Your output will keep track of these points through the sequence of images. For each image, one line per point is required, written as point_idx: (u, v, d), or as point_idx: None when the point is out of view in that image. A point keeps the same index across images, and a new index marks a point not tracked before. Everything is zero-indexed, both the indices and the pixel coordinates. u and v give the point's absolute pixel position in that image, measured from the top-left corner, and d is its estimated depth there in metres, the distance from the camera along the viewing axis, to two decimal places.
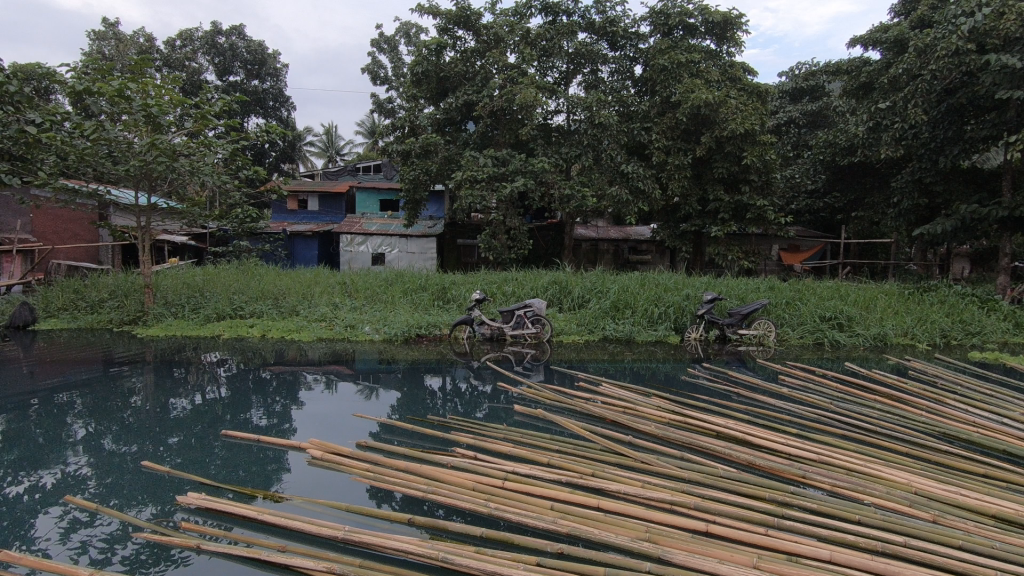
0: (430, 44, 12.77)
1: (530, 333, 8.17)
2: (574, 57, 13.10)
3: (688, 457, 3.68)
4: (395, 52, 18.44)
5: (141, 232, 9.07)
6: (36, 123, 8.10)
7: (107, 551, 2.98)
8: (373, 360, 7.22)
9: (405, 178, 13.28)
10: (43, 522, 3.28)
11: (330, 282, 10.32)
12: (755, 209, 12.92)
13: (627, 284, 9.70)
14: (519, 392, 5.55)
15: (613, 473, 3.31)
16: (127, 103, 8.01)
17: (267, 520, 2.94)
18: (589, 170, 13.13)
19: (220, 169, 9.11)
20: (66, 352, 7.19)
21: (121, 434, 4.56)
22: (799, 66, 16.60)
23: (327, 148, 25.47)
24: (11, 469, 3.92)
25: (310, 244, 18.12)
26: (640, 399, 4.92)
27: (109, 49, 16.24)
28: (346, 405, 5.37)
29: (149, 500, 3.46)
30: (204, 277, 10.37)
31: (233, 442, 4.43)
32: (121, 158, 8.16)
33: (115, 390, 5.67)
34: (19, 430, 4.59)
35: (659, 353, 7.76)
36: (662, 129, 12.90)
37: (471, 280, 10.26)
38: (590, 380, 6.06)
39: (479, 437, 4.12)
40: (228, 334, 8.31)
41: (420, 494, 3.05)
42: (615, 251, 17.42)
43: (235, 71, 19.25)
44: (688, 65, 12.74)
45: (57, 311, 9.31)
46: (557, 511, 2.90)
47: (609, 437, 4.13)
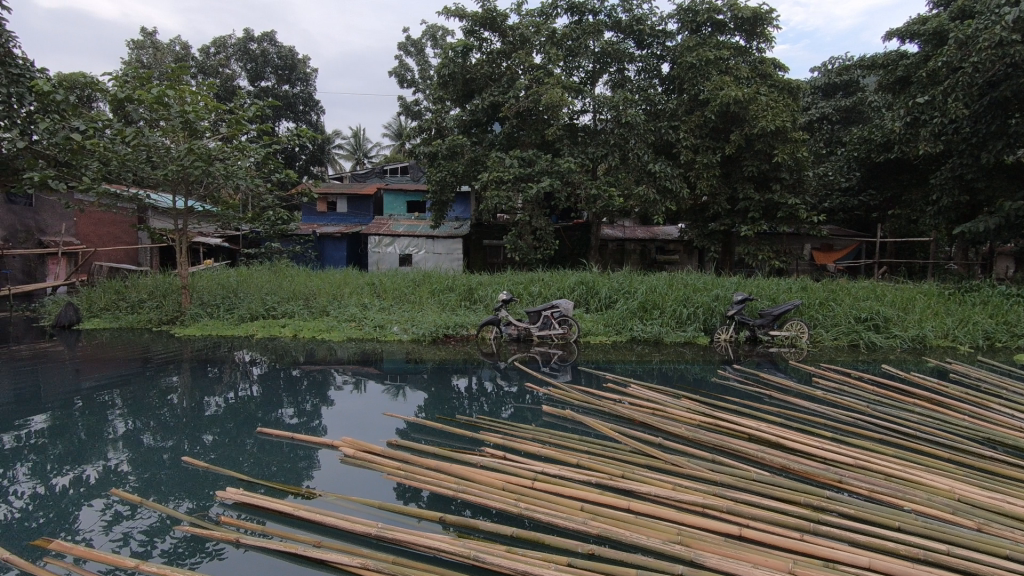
0: (457, 46, 12.83)
1: (557, 334, 8.13)
2: (600, 56, 13.04)
3: (720, 460, 3.64)
4: (421, 54, 18.60)
5: (178, 235, 9.35)
6: (80, 131, 8.41)
7: (148, 543, 3.09)
8: (401, 360, 7.29)
9: (431, 179, 13.39)
10: (87, 515, 3.41)
11: (359, 282, 10.50)
12: (787, 207, 12.66)
13: (655, 284, 9.60)
14: (546, 393, 5.55)
15: (642, 475, 3.28)
16: (165, 110, 8.28)
17: (303, 516, 3.00)
18: (616, 170, 13.05)
19: (254, 173, 9.33)
20: (108, 351, 7.45)
21: (159, 431, 4.72)
22: (832, 60, 16.19)
23: (355, 150, 25.83)
24: (56, 463, 4.09)
25: (339, 245, 18.38)
26: (669, 401, 4.89)
27: (147, 58, 16.78)
28: (374, 405, 5.43)
29: (187, 494, 3.57)
30: (238, 278, 10.64)
31: (266, 440, 4.54)
32: (159, 162, 8.42)
33: (154, 388, 5.85)
34: (66, 426, 4.77)
35: (687, 354, 7.67)
36: (690, 128, 12.72)
37: (498, 280, 10.29)
38: (618, 381, 6.04)
39: (508, 437, 4.14)
40: (261, 334, 8.50)
41: (451, 493, 3.07)
42: (642, 251, 17.26)
43: (267, 76, 19.69)
44: (717, 62, 12.52)
45: (99, 312, 9.67)
46: (587, 511, 2.90)
47: (639, 438, 4.10)
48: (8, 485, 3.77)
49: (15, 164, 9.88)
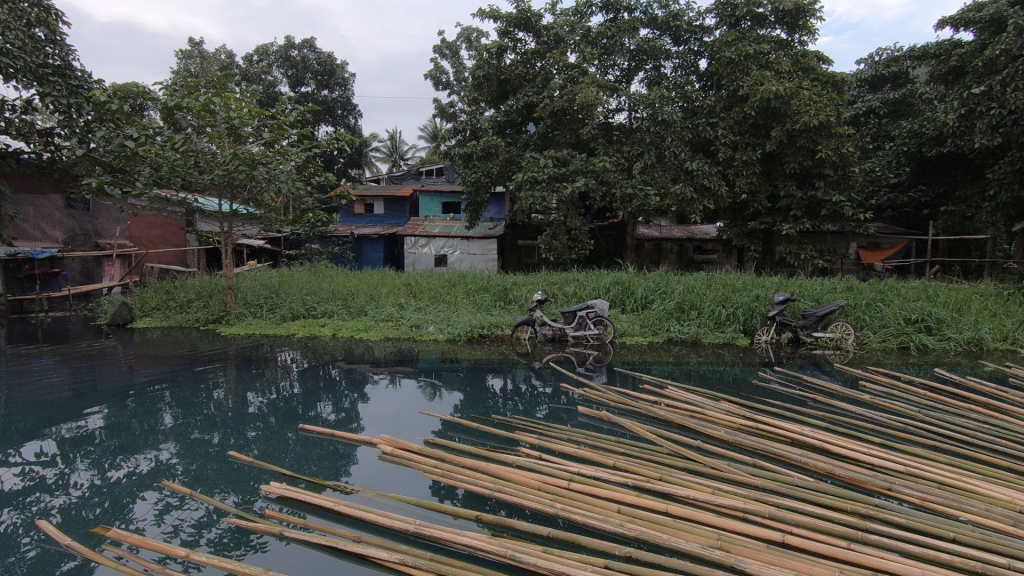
0: (491, 47, 12.90)
1: (592, 334, 8.05)
2: (636, 53, 12.89)
3: (760, 464, 3.55)
4: (456, 57, 18.76)
5: (224, 237, 9.68)
6: (134, 138, 8.81)
7: (197, 535, 3.20)
8: (436, 359, 7.36)
9: (466, 180, 13.47)
10: (140, 506, 3.56)
11: (396, 283, 10.66)
12: (831, 205, 12.24)
13: (693, 284, 9.41)
14: (581, 393, 5.53)
15: (680, 478, 3.23)
16: (212, 116, 8.61)
17: (343, 511, 3.06)
18: (652, 168, 12.88)
19: (295, 176, 9.59)
20: (159, 349, 7.78)
21: (206, 426, 4.89)
22: (880, 51, 15.59)
23: (391, 153, 26.22)
24: (111, 455, 4.29)
25: (376, 247, 18.67)
26: (708, 403, 4.79)
27: (194, 67, 17.46)
28: (410, 404, 5.50)
29: (233, 488, 3.70)
30: (280, 278, 10.95)
31: (307, 436, 4.65)
32: (206, 167, 8.74)
33: (201, 385, 6.07)
34: (121, 420, 5.00)
35: (726, 356, 7.51)
36: (728, 124, 12.45)
37: (532, 280, 10.29)
38: (655, 382, 5.95)
39: (544, 437, 4.14)
40: (301, 334, 8.72)
41: (487, 492, 3.09)
42: (679, 250, 16.98)
43: (307, 82, 20.21)
44: (757, 57, 12.21)
45: (151, 311, 10.10)
46: (624, 514, 2.87)
47: (676, 441, 4.03)
48: (68, 476, 3.98)
49: (75, 171, 10.44)
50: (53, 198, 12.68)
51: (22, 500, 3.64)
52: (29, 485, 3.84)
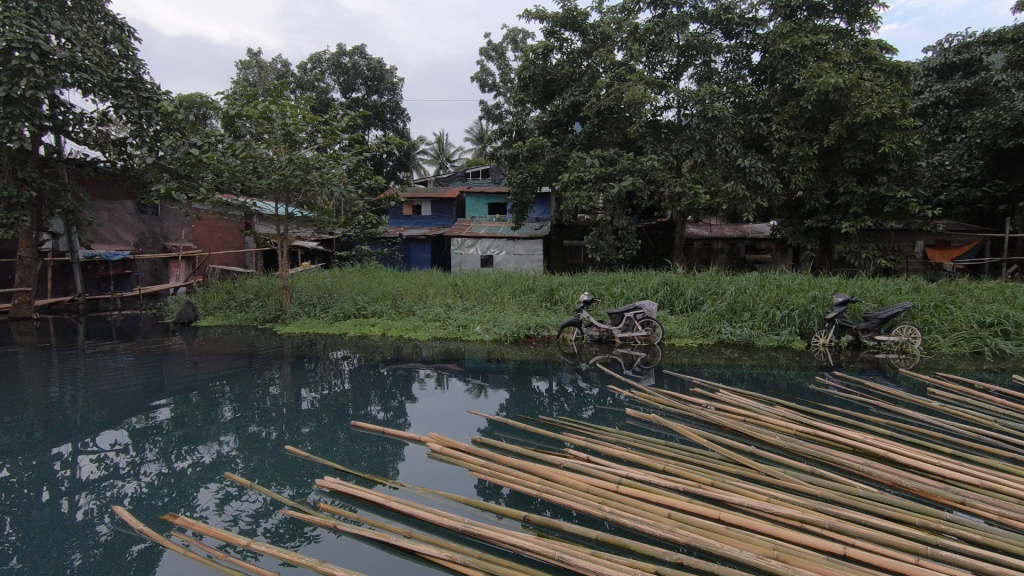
0: (537, 48, 12.89)
1: (640, 336, 7.90)
2: (685, 49, 12.60)
3: (820, 472, 3.41)
4: (502, 59, 18.85)
5: (280, 240, 10.06)
6: (198, 146, 9.29)
7: (255, 524, 3.35)
8: (482, 359, 7.43)
9: (512, 181, 13.51)
10: (203, 495, 3.75)
11: (443, 283, 10.82)
12: (895, 201, 11.61)
13: (745, 284, 9.12)
14: (629, 395, 5.46)
15: (733, 485, 3.14)
16: (269, 123, 8.99)
17: (395, 507, 3.13)
18: (702, 166, 12.56)
19: (347, 180, 9.87)
20: (220, 346, 8.17)
21: (263, 421, 5.10)
22: (950, 38, 14.69)
23: (438, 155, 26.60)
24: (178, 446, 4.55)
25: (423, 248, 18.95)
26: (763, 408, 4.64)
27: (253, 76, 18.23)
28: (457, 403, 5.57)
29: (289, 481, 3.84)
30: (332, 279, 11.29)
31: (358, 432, 4.77)
32: (263, 173, 9.10)
33: (259, 381, 6.33)
34: (186, 413, 5.28)
35: (781, 359, 7.24)
36: (784, 119, 11.99)
37: (579, 281, 10.23)
38: (705, 386, 5.80)
39: (592, 439, 4.10)
40: (353, 333, 8.98)
41: (535, 493, 3.08)
42: (731, 250, 16.50)
43: (358, 87, 20.77)
44: (815, 48, 11.72)
45: (213, 310, 10.62)
46: (674, 519, 2.81)
47: (730, 446, 3.92)
48: (139, 464, 4.23)
49: (145, 178, 11.09)
50: (126, 204, 13.53)
51: (99, 486, 3.89)
52: (105, 471, 4.11)
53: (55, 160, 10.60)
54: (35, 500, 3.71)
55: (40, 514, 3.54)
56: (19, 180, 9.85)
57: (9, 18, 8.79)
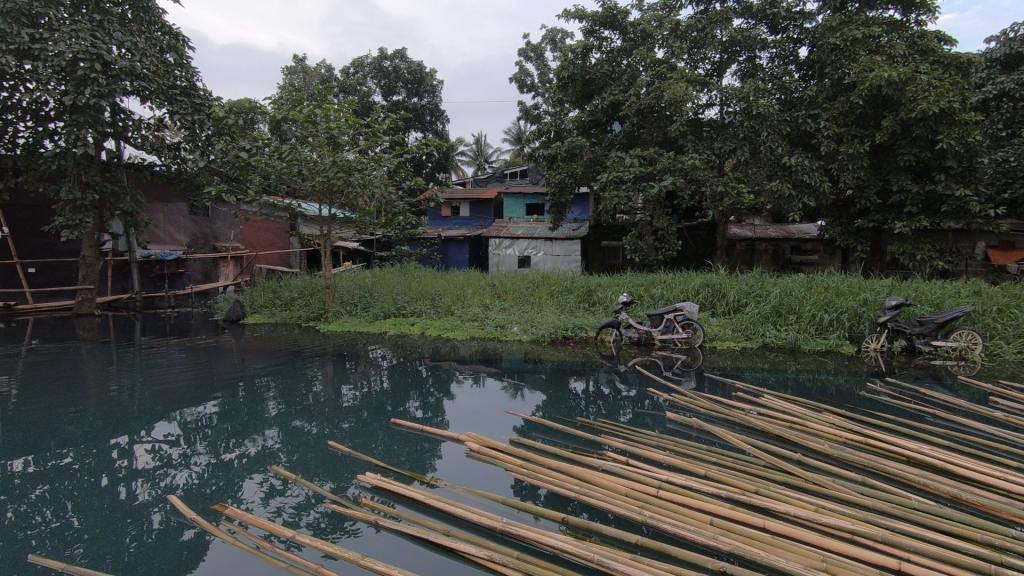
0: (576, 47, 12.83)
1: (681, 338, 7.76)
2: (729, 45, 12.30)
3: (871, 483, 3.28)
4: (541, 59, 18.82)
5: (323, 240, 10.31)
6: (247, 150, 9.64)
7: (298, 516, 3.45)
8: (520, 359, 7.46)
9: (551, 182, 13.50)
10: (249, 487, 3.88)
11: (481, 283, 10.87)
12: (954, 199, 11.04)
13: (791, 286, 8.84)
14: (668, 398, 5.38)
15: (779, 493, 3.05)
16: (314, 127, 9.25)
17: (434, 505, 3.16)
18: (745, 165, 12.24)
19: (388, 181, 10.06)
20: (267, 343, 8.43)
21: (306, 416, 5.25)
22: (1015, 26, 13.88)
23: (477, 156, 26.78)
24: (226, 439, 4.72)
25: (461, 248, 19.07)
26: (810, 414, 4.49)
27: (298, 81, 18.76)
28: (493, 402, 5.60)
29: (331, 475, 3.94)
30: (373, 279, 11.50)
31: (397, 430, 4.85)
32: (308, 175, 9.35)
33: (302, 378, 6.51)
34: (233, 407, 5.48)
35: (829, 364, 6.99)
36: (833, 115, 11.56)
37: (618, 282, 10.11)
38: (749, 390, 5.66)
39: (631, 442, 4.05)
40: (393, 331, 9.14)
41: (574, 495, 3.06)
42: (775, 251, 16.02)
43: (398, 90, 21.10)
44: (867, 41, 11.26)
45: (260, 308, 10.98)
46: (717, 526, 2.74)
47: (775, 453, 3.81)
48: (190, 455, 4.42)
49: (197, 181, 11.55)
50: (179, 206, 14.16)
51: (153, 476, 4.07)
52: (159, 461, 4.31)
53: (116, 165, 11.15)
54: (95, 486, 3.92)
55: (100, 501, 3.73)
56: (84, 183, 10.42)
57: (75, 31, 9.29)
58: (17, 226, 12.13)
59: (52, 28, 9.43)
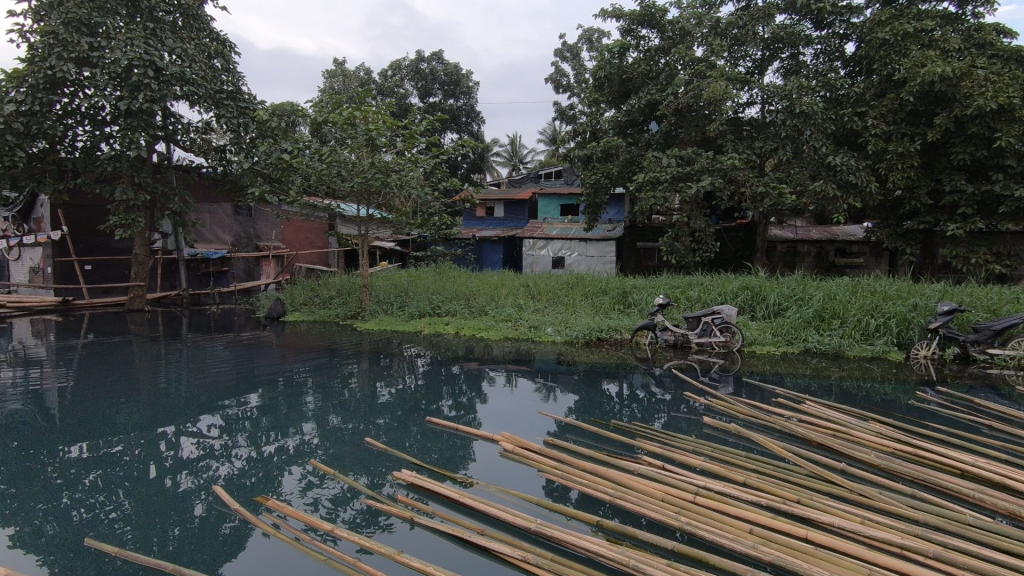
0: (613, 46, 12.73)
1: (718, 342, 7.60)
2: (771, 42, 11.99)
3: (921, 496, 3.14)
4: (577, 59, 18.73)
5: (361, 240, 10.50)
6: (289, 151, 9.90)
7: (335, 510, 3.52)
8: (553, 360, 7.45)
9: (586, 182, 13.44)
10: (288, 480, 3.98)
11: (516, 284, 10.88)
12: (1013, 200, 10.45)
13: (834, 289, 8.55)
14: (705, 403, 5.28)
15: (822, 503, 2.95)
16: (353, 129, 9.44)
17: (468, 503, 3.18)
18: (787, 165, 11.91)
19: (424, 182, 10.18)
20: (306, 341, 8.64)
21: (342, 412, 5.35)
22: None
23: (511, 157, 26.85)
24: (266, 432, 4.86)
25: (496, 249, 19.14)
26: (855, 422, 4.34)
27: (338, 84, 19.18)
28: (526, 403, 5.60)
29: (366, 471, 4.01)
30: (408, 278, 11.64)
31: (431, 428, 4.90)
32: (347, 176, 9.54)
33: (339, 375, 6.65)
34: (273, 402, 5.63)
35: (875, 371, 6.73)
36: (881, 113, 11.16)
37: (654, 284, 9.97)
38: (790, 396, 5.50)
39: (667, 446, 3.99)
40: (428, 330, 9.25)
41: (608, 499, 3.04)
42: (818, 253, 15.54)
43: (435, 92, 21.33)
44: (919, 35, 10.81)
45: (299, 306, 11.27)
46: (756, 535, 2.68)
47: (817, 462, 3.69)
48: (232, 447, 4.57)
49: (241, 182, 11.94)
50: (224, 206, 14.67)
51: (196, 467, 4.21)
52: (202, 452, 4.47)
53: (166, 166, 11.61)
54: (144, 475, 4.09)
55: (147, 490, 3.88)
56: (137, 185, 10.89)
57: (130, 39, 9.72)
58: (75, 225, 12.77)
59: (109, 37, 9.90)
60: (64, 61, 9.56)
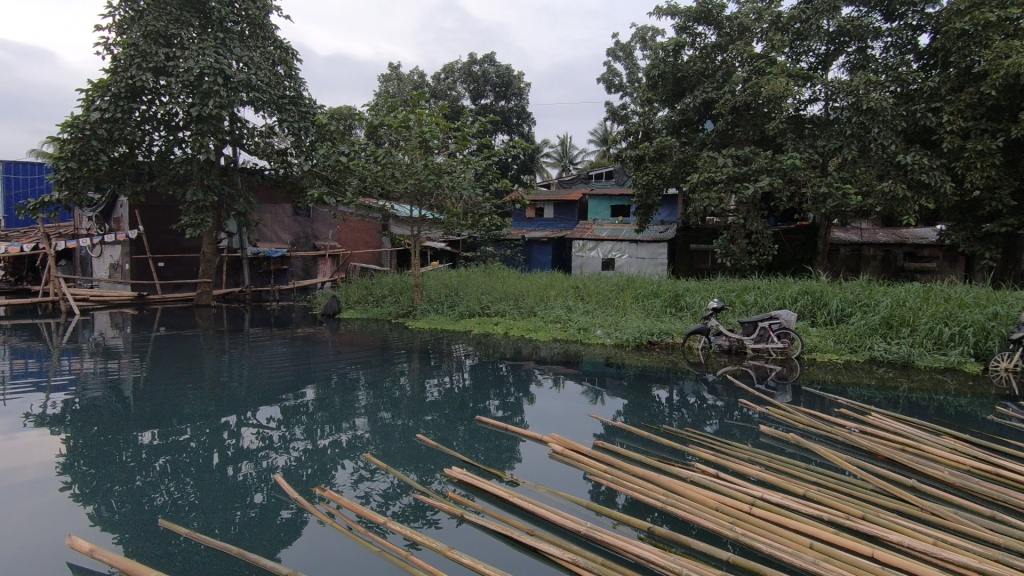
0: (668, 45, 12.50)
1: (776, 348, 7.31)
2: (836, 36, 11.47)
3: (1003, 519, 2.93)
4: (631, 58, 18.47)
5: (413, 240, 10.72)
6: (346, 154, 10.22)
7: (386, 504, 3.61)
8: (601, 363, 7.39)
9: (637, 183, 13.26)
10: (341, 473, 4.11)
11: (565, 285, 10.82)
12: None
13: (904, 295, 8.07)
14: (760, 411, 5.10)
15: (890, 521, 2.80)
16: (408, 131, 9.63)
17: (517, 503, 3.19)
18: (852, 164, 11.36)
19: (476, 184, 10.30)
20: (359, 338, 8.89)
21: (393, 409, 5.47)
22: None
23: (562, 157, 26.77)
24: (321, 426, 5.03)
25: (545, 249, 19.15)
26: (926, 436, 4.09)
27: (393, 88, 19.64)
28: (574, 405, 5.57)
29: (416, 467, 4.08)
30: (458, 278, 11.78)
31: (479, 427, 4.95)
32: (401, 177, 9.75)
33: (391, 371, 6.82)
34: (326, 397, 5.82)
35: (948, 383, 6.32)
36: (958, 108, 10.46)
37: (707, 287, 9.71)
38: (854, 408, 5.23)
39: (721, 454, 3.88)
40: (477, 330, 9.36)
41: (659, 505, 2.98)
42: (886, 257, 14.72)
43: (486, 94, 21.54)
44: (1002, 24, 10.08)
45: (354, 304, 11.62)
46: (818, 551, 2.56)
47: (885, 477, 3.50)
48: (289, 439, 4.75)
49: (301, 184, 12.42)
50: (285, 207, 15.31)
51: (256, 456, 4.41)
52: (262, 442, 4.67)
53: (233, 169, 12.20)
54: (208, 462, 4.31)
55: (212, 475, 4.10)
56: (206, 187, 11.50)
57: (202, 49, 10.29)
58: (150, 225, 13.61)
59: (183, 47, 10.50)
60: (142, 71, 10.21)
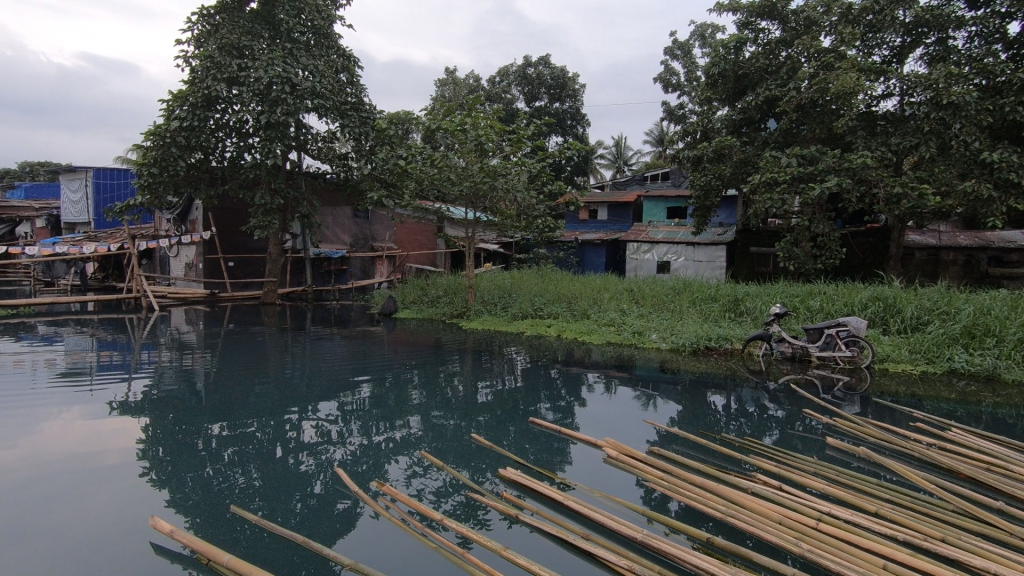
0: (729, 42, 12.13)
1: (844, 357, 6.99)
2: (914, 27, 10.83)
3: None
4: (689, 56, 18.06)
5: (467, 241, 10.86)
6: (404, 158, 10.48)
7: (440, 501, 3.67)
8: (656, 368, 7.24)
9: (695, 184, 12.93)
10: (396, 468, 4.21)
11: (618, 288, 10.69)
12: None
13: (989, 302, 7.52)
14: (825, 422, 4.87)
15: (973, 544, 2.61)
16: (464, 134, 9.77)
17: (571, 506, 3.18)
18: (931, 163, 10.65)
19: (530, 186, 10.34)
20: (414, 337, 9.09)
21: (446, 408, 5.56)
22: None
23: (616, 159, 26.47)
24: (376, 422, 5.17)
25: (598, 252, 18.98)
26: (1015, 455, 3.80)
27: (449, 92, 19.98)
28: (626, 410, 5.49)
29: (469, 466, 4.13)
30: (512, 280, 11.86)
31: (531, 429, 4.96)
32: (456, 180, 9.89)
33: (444, 371, 6.93)
34: (382, 394, 5.97)
35: None
36: None
37: (769, 291, 9.35)
38: (933, 422, 4.91)
39: (784, 466, 3.73)
40: (530, 332, 9.38)
41: (718, 516, 2.90)
42: (967, 261, 13.72)
43: (541, 96, 21.56)
44: None
45: (409, 304, 11.89)
46: (892, 572, 2.42)
47: (969, 498, 3.26)
48: (346, 434, 4.91)
49: (361, 187, 12.82)
50: (345, 209, 15.86)
51: (316, 449, 4.58)
52: (321, 437, 4.84)
53: (297, 173, 12.72)
54: (272, 454, 4.51)
55: (275, 466, 4.30)
56: (273, 190, 12.06)
57: (271, 59, 10.82)
58: (222, 227, 14.40)
59: (253, 57, 11.05)
60: (217, 81, 10.83)
